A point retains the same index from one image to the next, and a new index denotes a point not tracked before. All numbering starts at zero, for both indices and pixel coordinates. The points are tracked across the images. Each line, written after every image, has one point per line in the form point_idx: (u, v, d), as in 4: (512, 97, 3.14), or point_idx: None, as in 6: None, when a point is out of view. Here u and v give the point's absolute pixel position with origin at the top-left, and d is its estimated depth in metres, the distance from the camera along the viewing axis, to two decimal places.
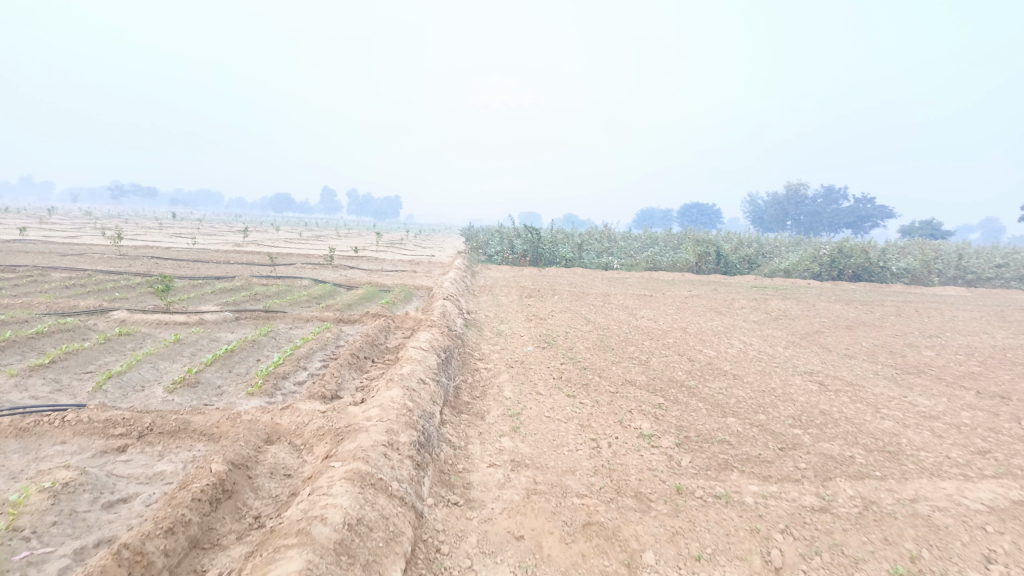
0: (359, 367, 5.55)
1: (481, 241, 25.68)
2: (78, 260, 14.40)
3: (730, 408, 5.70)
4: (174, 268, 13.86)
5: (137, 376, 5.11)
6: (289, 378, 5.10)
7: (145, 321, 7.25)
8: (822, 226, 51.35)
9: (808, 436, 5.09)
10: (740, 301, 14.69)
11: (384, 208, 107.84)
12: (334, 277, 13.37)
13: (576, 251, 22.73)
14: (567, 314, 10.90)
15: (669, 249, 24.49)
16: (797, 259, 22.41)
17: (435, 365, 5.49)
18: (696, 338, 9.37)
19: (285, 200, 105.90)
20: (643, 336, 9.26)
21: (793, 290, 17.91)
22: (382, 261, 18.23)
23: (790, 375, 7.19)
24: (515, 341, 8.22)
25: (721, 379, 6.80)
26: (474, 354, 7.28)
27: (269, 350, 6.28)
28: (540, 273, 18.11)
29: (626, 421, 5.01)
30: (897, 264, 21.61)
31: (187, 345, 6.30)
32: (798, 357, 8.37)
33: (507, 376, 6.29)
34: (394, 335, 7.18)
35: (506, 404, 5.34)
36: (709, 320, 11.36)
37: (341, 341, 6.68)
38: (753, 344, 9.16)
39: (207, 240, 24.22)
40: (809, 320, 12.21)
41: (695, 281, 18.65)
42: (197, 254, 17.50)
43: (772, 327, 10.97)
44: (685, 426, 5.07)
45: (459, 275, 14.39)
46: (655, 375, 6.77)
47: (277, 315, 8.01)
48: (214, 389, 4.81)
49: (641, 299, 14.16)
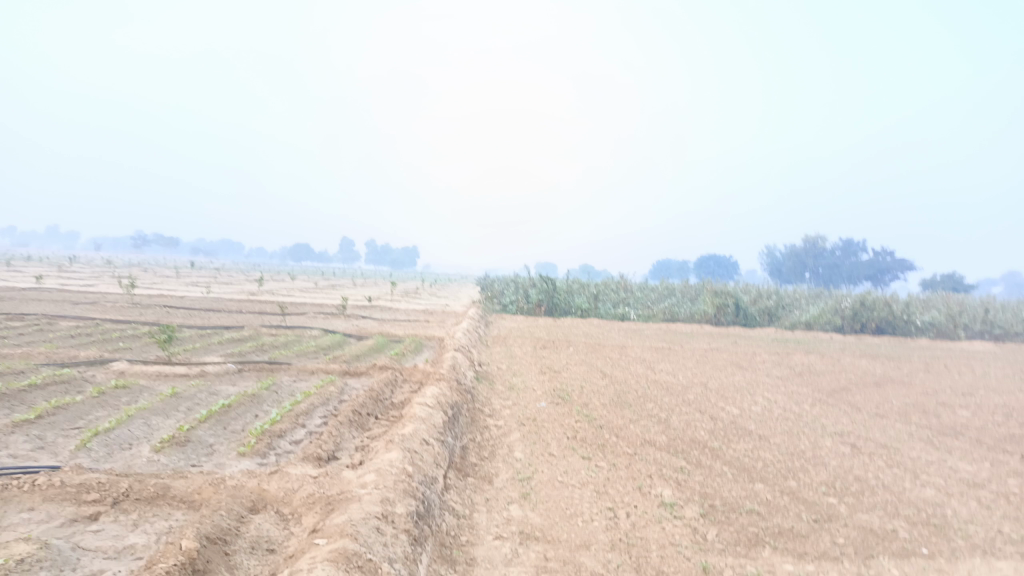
0: (360, 424, 5.24)
1: (495, 291, 25.50)
2: (89, 309, 14.31)
3: (757, 473, 5.31)
4: (184, 317, 13.72)
5: (126, 433, 4.84)
6: (285, 437, 4.80)
7: (144, 372, 7.02)
8: (841, 278, 50.76)
9: (844, 506, 4.68)
10: (761, 355, 14.26)
11: (401, 258, 108.52)
12: (345, 327, 13.17)
13: (592, 301, 22.47)
14: (582, 367, 10.56)
15: (687, 300, 24.13)
16: (818, 311, 21.95)
17: (441, 423, 5.18)
18: (717, 394, 8.97)
19: (303, 250, 107.19)
20: (662, 391, 8.89)
21: (816, 344, 17.43)
22: (395, 311, 18.03)
23: (819, 436, 6.78)
24: (528, 396, 7.88)
25: (746, 440, 6.41)
26: (485, 410, 6.95)
27: (269, 405, 5.99)
28: (555, 324, 17.82)
29: (646, 487, 4.64)
30: (922, 317, 21.09)
31: (184, 399, 6.03)
32: (826, 416, 7.94)
33: (519, 435, 5.96)
34: (401, 389, 6.88)
35: (516, 466, 4.99)
36: (730, 375, 10.95)
37: (345, 395, 6.38)
38: (777, 401, 8.75)
39: (222, 289, 24.24)
40: (834, 376, 11.76)
41: (714, 334, 18.25)
42: (210, 303, 17.40)
43: (797, 383, 10.54)
44: (710, 494, 4.69)
45: (472, 326, 14.11)
46: (675, 435, 6.40)
47: (281, 367, 7.75)
48: (204, 449, 4.51)
49: (659, 351, 13.79)
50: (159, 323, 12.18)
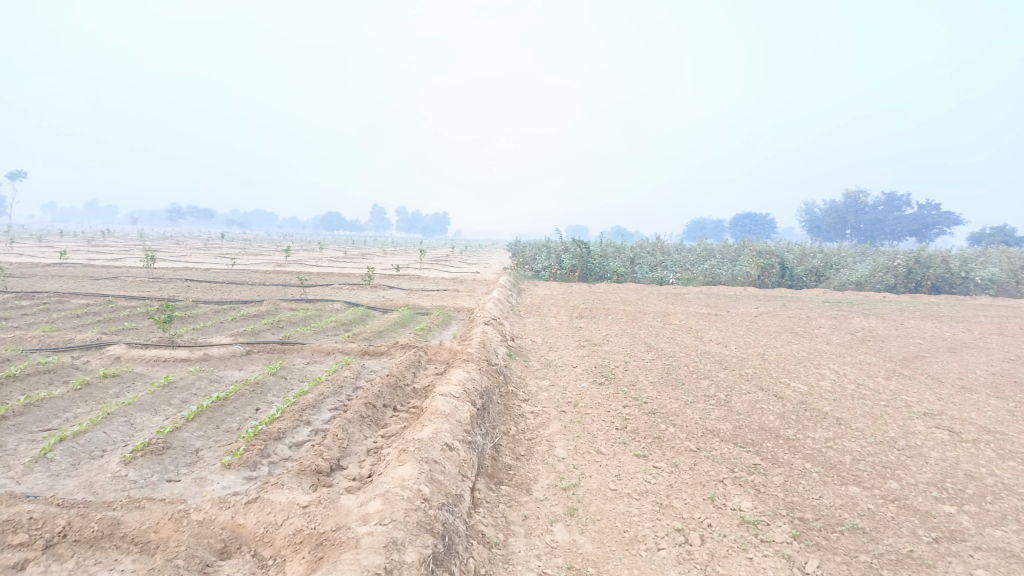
0: (374, 421, 4.46)
1: (527, 255, 24.58)
2: (107, 285, 13.79)
3: (848, 473, 4.42)
4: (203, 291, 13.10)
5: (99, 437, 4.10)
6: (283, 441, 4.02)
7: (141, 358, 6.31)
8: (884, 234, 48.75)
9: (967, 518, 3.77)
10: (815, 319, 13.17)
11: (431, 225, 107.87)
12: (369, 299, 12.43)
13: (627, 265, 21.45)
14: (624, 338, 9.68)
15: (727, 262, 22.92)
16: (868, 270, 20.64)
17: (470, 419, 4.36)
18: (778, 368, 8.02)
19: (335, 218, 107.23)
20: (716, 365, 7.99)
21: (870, 305, 16.26)
22: (423, 280, 17.25)
23: (908, 420, 5.84)
24: (567, 375, 7.03)
25: (825, 427, 5.49)
26: (519, 393, 6.14)
27: (274, 396, 5.22)
28: (590, 289, 16.91)
29: (719, 497, 3.79)
30: (982, 274, 19.68)
31: (179, 391, 5.30)
32: (907, 393, 6.96)
33: (560, 425, 5.13)
34: (424, 372, 6.09)
35: (558, 470, 4.18)
36: (787, 344, 9.95)
37: (361, 381, 5.61)
38: (847, 375, 7.78)
39: (249, 260, 23.73)
40: (902, 342, 10.68)
41: (760, 297, 17.16)
42: (234, 275, 16.82)
43: (863, 352, 9.51)
44: (797, 504, 3.82)
45: (504, 295, 13.25)
46: (741, 421, 5.51)
47: (294, 348, 7.00)
48: (186, 459, 3.76)
49: (705, 318, 12.82)
50: (174, 298, 11.54)
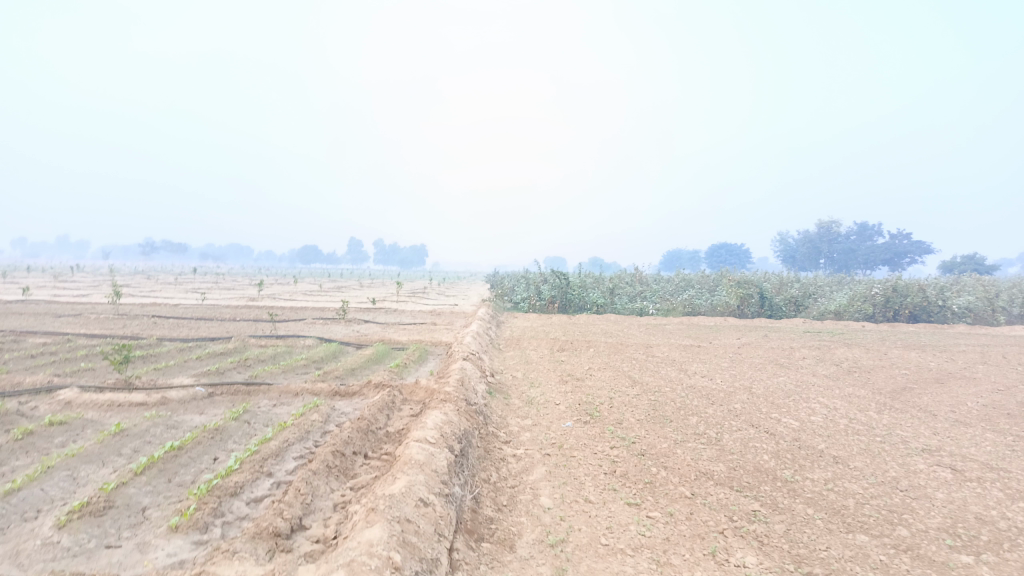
0: (343, 471, 4.09)
1: (505, 287, 24.30)
2: (69, 323, 13.24)
3: (854, 519, 4.12)
4: (170, 327, 12.60)
5: (34, 495, 3.68)
6: (240, 496, 3.64)
7: (94, 402, 5.87)
8: (858, 263, 49.31)
9: (987, 570, 3.49)
10: (799, 350, 12.99)
11: (408, 257, 107.50)
12: (343, 334, 12.03)
13: (607, 296, 21.26)
14: (608, 372, 9.38)
15: (706, 292, 22.81)
16: (846, 299, 20.62)
17: (446, 468, 4.01)
18: (767, 402, 7.75)
19: (311, 251, 106.50)
20: (704, 400, 7.70)
21: (851, 335, 16.15)
22: (400, 314, 16.85)
23: (907, 458, 5.58)
24: (550, 413, 6.70)
25: (823, 468, 5.20)
26: (500, 435, 5.79)
27: (235, 443, 4.83)
28: (570, 322, 16.65)
29: (721, 552, 3.48)
30: (959, 302, 19.73)
31: (131, 439, 4.88)
32: (902, 428, 6.71)
33: (544, 471, 4.79)
34: (399, 413, 5.73)
35: (544, 523, 3.84)
36: (773, 376, 9.70)
37: (330, 425, 5.24)
38: (838, 409, 7.53)
39: (220, 295, 23.17)
40: (888, 373, 10.50)
41: (741, 327, 17.02)
42: (204, 310, 16.32)
43: (851, 384, 9.30)
44: (804, 558, 3.52)
45: (482, 328, 12.91)
46: (735, 462, 5.20)
47: (260, 389, 6.60)
48: (130, 520, 3.37)
49: (688, 349, 12.59)
50: (138, 336, 11.05)
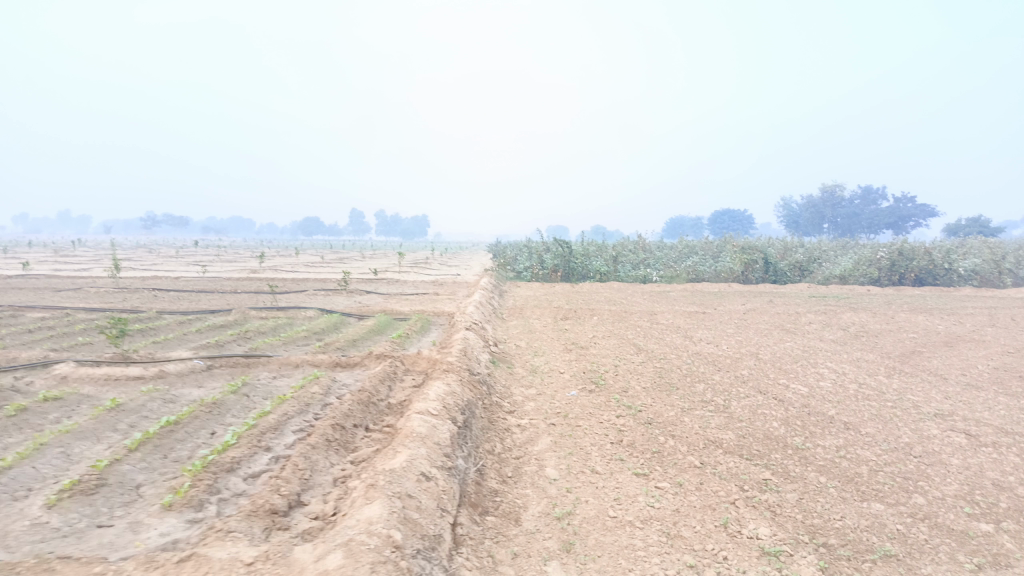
0: (343, 445, 3.98)
1: (508, 256, 24.13)
2: (69, 297, 13.13)
3: (867, 487, 4.01)
4: (170, 300, 12.48)
5: (26, 474, 3.58)
6: (237, 473, 3.53)
7: (90, 377, 5.76)
8: (862, 228, 48.96)
9: (1008, 538, 3.38)
10: (805, 315, 12.84)
11: (410, 228, 107.08)
12: (345, 305, 11.90)
13: (610, 263, 21.09)
14: (612, 340, 9.26)
15: (710, 258, 22.64)
16: (851, 263, 20.43)
17: (449, 440, 3.89)
18: (774, 368, 7.63)
19: (313, 223, 106.20)
20: (711, 367, 7.58)
21: (857, 299, 15.99)
22: (401, 285, 16.71)
23: (920, 423, 5.46)
24: (555, 382, 6.58)
25: (834, 434, 5.08)
26: (504, 405, 5.67)
27: (234, 417, 4.72)
28: (574, 290, 16.51)
29: (733, 524, 3.37)
30: (965, 265, 19.52)
31: (127, 414, 4.78)
32: (913, 393, 6.59)
33: (550, 441, 4.68)
34: (401, 385, 5.61)
35: (550, 495, 3.73)
36: (780, 342, 9.57)
37: (330, 398, 5.13)
38: (847, 374, 7.41)
39: (221, 267, 23.05)
40: (896, 337, 10.36)
41: (745, 293, 16.87)
42: (205, 283, 16.20)
43: (859, 349, 9.16)
44: (819, 528, 3.41)
45: (485, 297, 12.78)
46: (745, 430, 5.09)
47: (259, 361, 6.48)
48: (123, 498, 3.26)
49: (693, 316, 12.46)
50: (137, 309, 10.94)
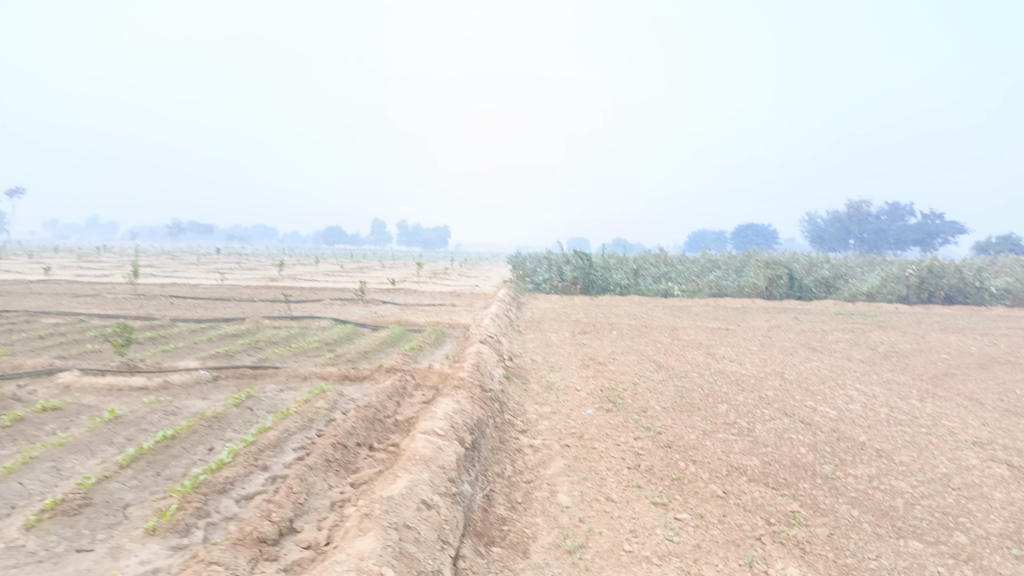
0: (344, 465, 3.77)
1: (527, 268, 23.93)
2: (87, 303, 13.12)
3: (904, 522, 3.72)
4: (186, 308, 12.42)
5: (11, 489, 3.41)
6: (229, 494, 3.34)
7: (93, 386, 5.62)
8: (888, 244, 48.15)
9: None
10: (831, 334, 12.47)
11: (431, 238, 107.40)
12: (360, 315, 11.75)
13: (631, 277, 20.80)
14: (631, 356, 9.00)
15: (733, 273, 22.27)
16: (878, 281, 19.97)
17: (455, 463, 3.67)
18: (800, 389, 7.32)
19: (335, 232, 106.98)
20: (734, 387, 7.29)
21: (885, 318, 15.55)
22: (419, 295, 16.56)
23: (957, 452, 5.14)
24: (571, 399, 6.34)
25: (866, 463, 4.78)
26: (517, 424, 5.44)
27: (234, 432, 4.54)
28: (593, 303, 16.26)
29: (758, 563, 3.11)
30: (997, 284, 18.97)
31: (125, 427, 4.61)
32: (949, 418, 6.25)
33: (563, 465, 4.43)
34: (409, 400, 5.41)
35: (561, 524, 3.50)
36: (806, 361, 9.24)
37: (336, 413, 4.94)
38: (877, 396, 7.08)
39: (241, 275, 23.09)
40: (928, 357, 9.98)
41: (769, 309, 16.50)
42: (223, 291, 16.17)
43: (889, 369, 8.81)
44: (852, 569, 3.14)
45: (502, 309, 12.57)
46: (770, 456, 4.81)
47: (267, 372, 6.32)
48: (107, 520, 3.08)
49: (715, 332, 12.15)
50: (152, 316, 10.87)
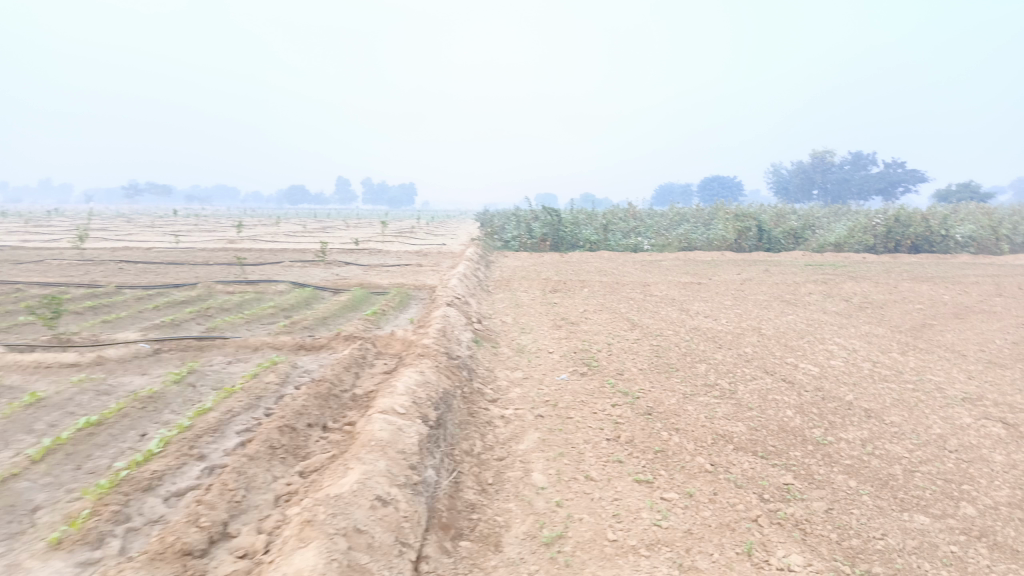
0: (292, 452, 3.35)
1: (495, 226, 23.44)
2: (28, 270, 12.34)
3: (906, 493, 3.44)
4: (135, 273, 11.73)
5: None
6: (156, 493, 2.90)
7: (17, 364, 5.08)
8: (852, 194, 48.49)
9: None
10: (805, 285, 12.28)
11: (396, 196, 105.59)
12: (321, 278, 11.22)
13: (600, 232, 20.43)
14: (604, 314, 8.66)
15: (702, 225, 22.03)
16: (846, 231, 19.88)
17: (417, 446, 3.28)
18: (780, 345, 7.05)
19: (298, 192, 104.73)
20: (712, 345, 7.00)
21: (855, 268, 15.45)
22: (384, 255, 16.01)
23: (949, 410, 4.89)
24: (543, 363, 5.98)
25: (857, 425, 4.51)
26: (487, 393, 5.07)
27: (173, 414, 4.09)
28: (563, 260, 15.89)
29: (757, 550, 2.80)
30: (963, 231, 19.03)
31: (48, 410, 4.12)
32: (934, 373, 6.02)
33: (537, 439, 4.07)
34: (368, 371, 4.99)
35: (537, 510, 3.14)
36: (783, 315, 8.99)
37: (287, 389, 4.50)
38: (859, 351, 6.84)
39: (198, 238, 22.24)
40: (902, 308, 9.82)
41: (739, 262, 16.29)
42: (178, 254, 15.43)
43: (866, 322, 8.61)
44: (859, 552, 2.84)
45: (470, 268, 12.11)
46: (757, 421, 4.50)
47: (214, 343, 5.83)
48: (10, 530, 2.64)
49: (688, 287, 11.87)
50: (96, 283, 10.20)
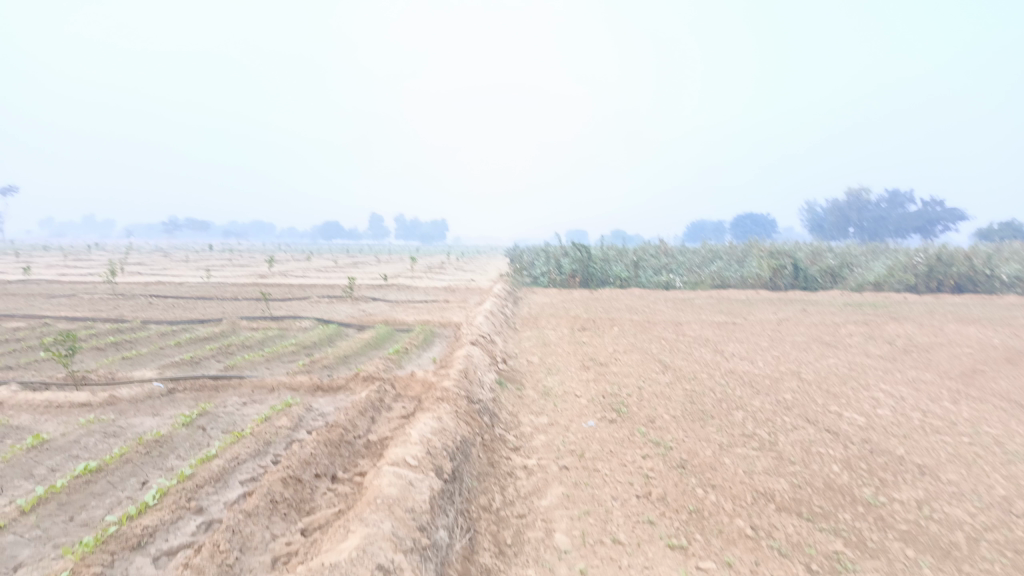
0: (296, 506, 3.12)
1: (525, 262, 23.26)
2: (59, 304, 12.42)
3: (972, 566, 3.07)
4: (163, 309, 11.72)
5: None
6: (145, 552, 2.68)
7: (28, 404, 4.94)
8: (889, 232, 47.52)
9: None
10: (845, 326, 11.81)
11: (428, 232, 106.40)
12: (347, 314, 11.09)
13: (630, 269, 20.11)
14: (635, 355, 8.34)
15: (736, 263, 21.59)
16: (886, 270, 19.28)
17: (428, 504, 3.02)
18: (822, 391, 6.65)
19: (331, 228, 106.20)
20: (749, 390, 6.64)
21: (896, 308, 14.88)
22: (412, 291, 15.87)
23: (1012, 468, 4.48)
24: (570, 408, 5.69)
25: (911, 484, 4.13)
26: (509, 440, 4.79)
27: (178, 460, 3.90)
28: (593, 297, 15.59)
29: None
30: (1009, 271, 18.32)
31: (51, 454, 3.95)
32: (991, 424, 5.59)
33: (561, 494, 3.78)
34: (385, 415, 4.75)
35: None
36: (823, 358, 8.57)
37: (299, 434, 4.29)
38: (907, 399, 6.42)
39: (229, 273, 22.38)
40: (950, 352, 9.32)
41: (774, 301, 15.81)
42: (208, 289, 15.47)
43: (913, 367, 8.15)
44: None
45: (497, 305, 11.88)
46: (801, 477, 4.15)
47: (230, 383, 5.66)
48: None
49: (722, 326, 11.48)
50: (123, 318, 10.18)
